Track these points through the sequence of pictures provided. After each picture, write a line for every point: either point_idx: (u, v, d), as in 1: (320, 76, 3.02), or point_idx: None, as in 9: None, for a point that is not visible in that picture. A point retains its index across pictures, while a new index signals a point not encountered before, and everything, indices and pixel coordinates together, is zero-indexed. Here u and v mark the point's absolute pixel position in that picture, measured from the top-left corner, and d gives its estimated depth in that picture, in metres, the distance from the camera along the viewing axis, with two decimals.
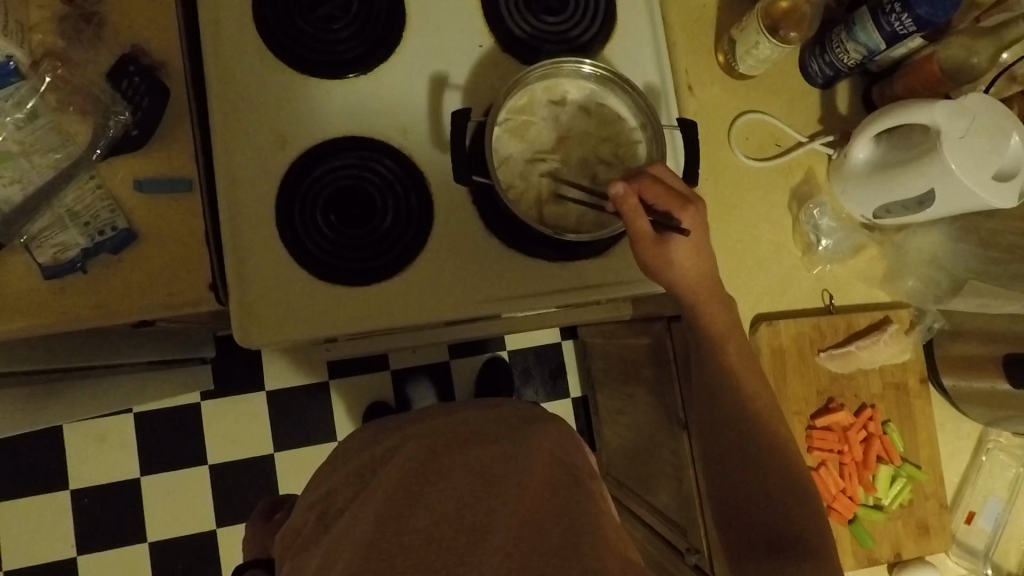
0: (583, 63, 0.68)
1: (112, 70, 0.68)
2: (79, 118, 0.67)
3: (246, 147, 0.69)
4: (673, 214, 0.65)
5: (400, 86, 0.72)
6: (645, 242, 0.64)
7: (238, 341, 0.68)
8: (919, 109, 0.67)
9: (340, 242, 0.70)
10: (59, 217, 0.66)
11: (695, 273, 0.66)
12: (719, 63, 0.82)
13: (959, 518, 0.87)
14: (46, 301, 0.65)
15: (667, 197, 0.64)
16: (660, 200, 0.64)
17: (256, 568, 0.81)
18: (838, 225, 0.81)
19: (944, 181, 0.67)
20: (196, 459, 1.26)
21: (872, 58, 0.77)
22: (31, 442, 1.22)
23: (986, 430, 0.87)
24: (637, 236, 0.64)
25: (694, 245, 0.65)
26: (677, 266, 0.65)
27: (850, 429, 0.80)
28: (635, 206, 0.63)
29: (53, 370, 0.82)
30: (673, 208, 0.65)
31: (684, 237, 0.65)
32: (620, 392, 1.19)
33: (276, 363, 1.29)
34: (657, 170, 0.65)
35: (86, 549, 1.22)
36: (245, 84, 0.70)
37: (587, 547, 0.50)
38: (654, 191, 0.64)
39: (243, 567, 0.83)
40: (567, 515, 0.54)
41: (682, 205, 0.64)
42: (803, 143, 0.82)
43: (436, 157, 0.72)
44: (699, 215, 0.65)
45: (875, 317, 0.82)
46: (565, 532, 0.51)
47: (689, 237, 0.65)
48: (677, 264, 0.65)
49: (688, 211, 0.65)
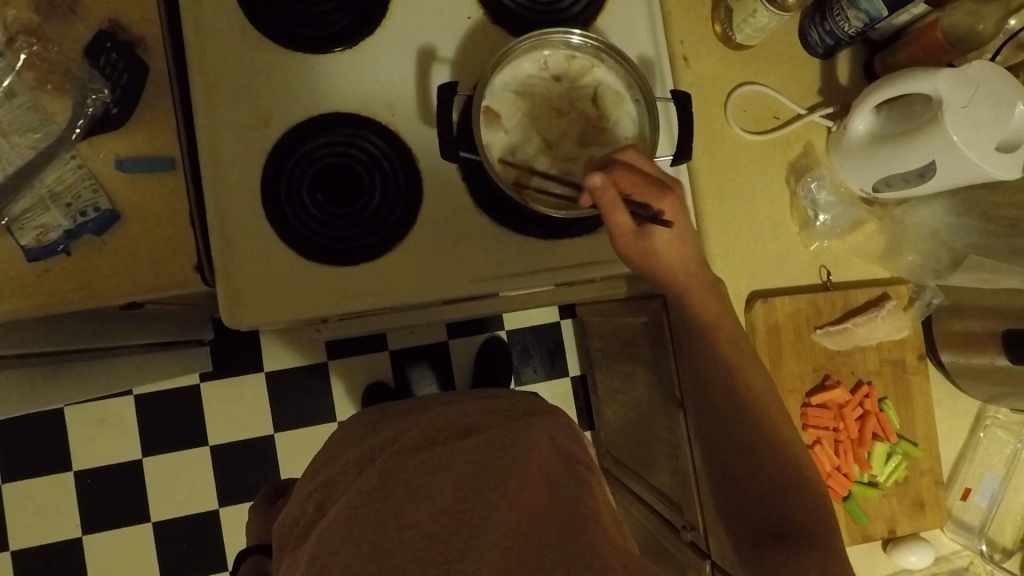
0: (572, 33, 0.66)
1: (89, 46, 0.67)
2: (57, 96, 0.66)
3: (228, 126, 0.68)
4: (651, 204, 0.62)
5: (387, 60, 0.70)
6: (627, 235, 0.61)
7: (228, 323, 0.67)
8: (921, 78, 0.65)
9: (327, 222, 0.69)
10: (40, 198, 0.65)
11: (678, 261, 0.63)
12: (716, 32, 0.80)
13: (955, 494, 0.86)
14: (30, 284, 0.64)
15: (643, 185, 0.61)
16: (637, 190, 0.61)
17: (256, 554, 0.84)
18: (836, 200, 0.80)
19: (946, 153, 0.65)
20: (197, 439, 1.27)
21: (873, 26, 0.75)
22: (33, 424, 1.23)
23: (984, 407, 0.86)
24: (615, 228, 0.61)
25: (675, 236, 0.63)
26: (660, 258, 0.63)
27: (846, 407, 0.79)
28: (614, 200, 0.60)
29: (49, 352, 0.83)
30: (650, 198, 0.61)
31: (666, 225, 0.62)
32: (618, 370, 1.18)
33: (274, 344, 1.29)
34: (630, 158, 0.62)
35: (90, 528, 1.24)
36: (225, 60, 0.68)
37: (588, 545, 0.50)
38: (636, 183, 0.61)
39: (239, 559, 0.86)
40: (567, 510, 0.54)
41: (659, 193, 0.61)
42: (801, 115, 0.80)
43: (425, 133, 0.70)
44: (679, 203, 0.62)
45: (873, 293, 0.81)
46: (562, 527, 0.52)
47: (671, 226, 0.62)
48: (657, 254, 0.62)
49: (667, 200, 0.62)
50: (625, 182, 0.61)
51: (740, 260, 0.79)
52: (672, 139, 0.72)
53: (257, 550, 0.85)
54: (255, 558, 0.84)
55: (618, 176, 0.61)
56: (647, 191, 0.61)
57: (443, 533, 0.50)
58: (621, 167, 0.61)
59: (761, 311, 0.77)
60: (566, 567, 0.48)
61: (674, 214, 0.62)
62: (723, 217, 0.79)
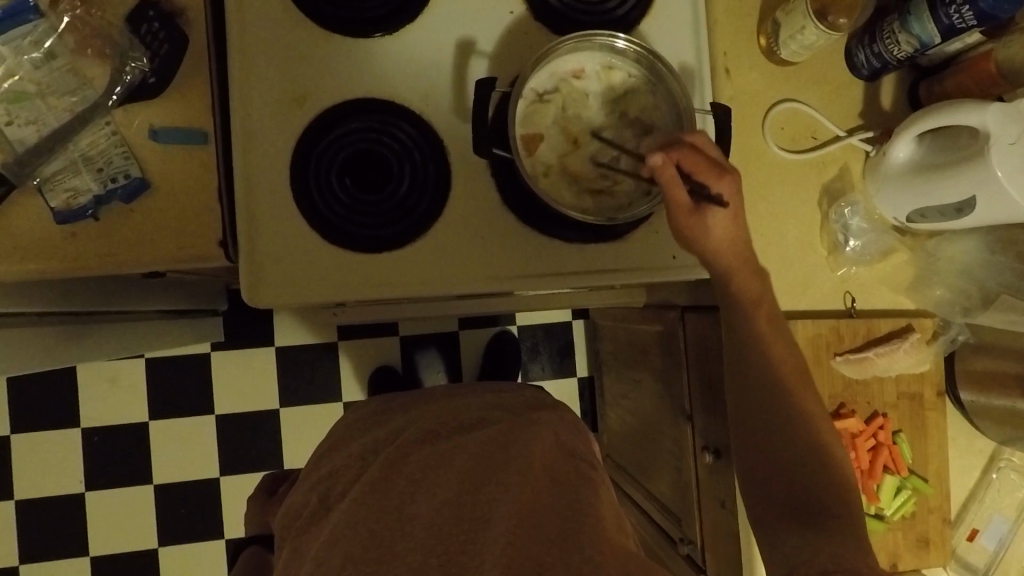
0: (617, 37, 0.65)
1: (131, 13, 0.67)
2: (97, 61, 0.66)
3: (263, 104, 0.68)
4: (709, 185, 0.60)
5: (426, 50, 0.70)
6: (681, 212, 0.60)
7: (247, 301, 0.67)
8: (969, 110, 0.63)
9: (353, 207, 0.68)
10: (73, 161, 0.66)
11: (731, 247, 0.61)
12: (760, 46, 0.78)
13: (961, 534, 0.85)
14: (56, 245, 0.64)
15: (705, 166, 0.60)
16: (698, 169, 0.60)
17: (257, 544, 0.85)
18: (868, 227, 0.78)
19: (988, 189, 0.64)
20: (204, 408, 1.28)
21: (924, 52, 0.73)
22: (45, 378, 1.24)
23: (998, 448, 0.85)
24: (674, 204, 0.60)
25: (732, 219, 0.60)
26: (715, 240, 0.60)
27: (859, 436, 0.78)
28: (672, 177, 0.59)
29: (68, 312, 0.83)
30: (712, 179, 0.60)
31: (721, 208, 0.60)
32: (626, 376, 1.18)
33: (287, 320, 1.30)
34: (696, 138, 0.60)
35: (94, 485, 1.26)
36: (265, 37, 0.68)
37: (587, 539, 0.50)
38: (695, 162, 0.60)
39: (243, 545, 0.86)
40: (569, 505, 0.53)
41: (719, 175, 0.60)
42: (840, 137, 0.78)
43: (458, 126, 0.70)
44: (737, 187, 0.60)
45: (897, 324, 0.79)
46: (565, 521, 0.51)
47: (724, 210, 0.60)
48: (712, 233, 0.60)
49: (726, 182, 0.60)
50: (687, 161, 0.60)
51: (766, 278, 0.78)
52: None
53: (257, 542, 0.85)
54: (254, 548, 0.84)
55: (679, 155, 0.59)
56: (709, 172, 0.60)
57: (445, 525, 0.50)
58: (683, 146, 0.60)
59: None
60: (566, 562, 0.47)
61: (732, 199, 0.60)
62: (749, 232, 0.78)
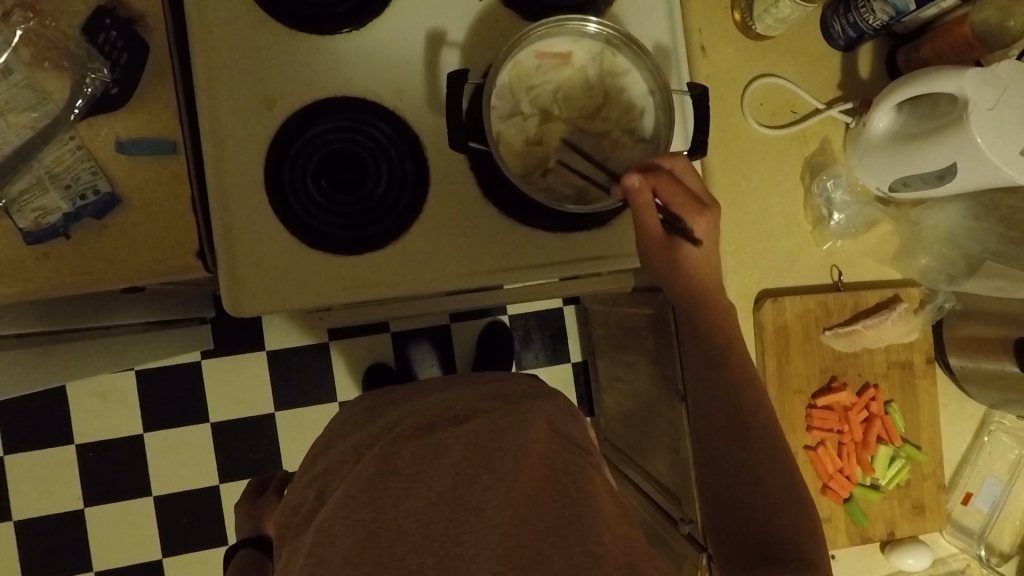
0: (589, 21, 0.63)
1: (88, 23, 0.65)
2: (55, 75, 0.64)
3: (230, 109, 0.66)
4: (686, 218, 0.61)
5: (395, 44, 0.68)
6: (652, 239, 0.62)
7: (229, 310, 0.66)
8: (947, 77, 0.63)
9: (331, 209, 0.67)
10: (39, 179, 0.64)
11: (701, 276, 0.63)
12: (735, 21, 0.77)
13: (956, 498, 0.87)
14: (28, 267, 0.63)
15: (685, 199, 0.60)
16: (675, 200, 0.60)
17: (246, 546, 0.86)
18: (852, 199, 0.78)
19: (966, 155, 0.64)
20: (198, 417, 1.27)
21: (899, 19, 0.72)
22: (34, 397, 1.23)
23: (989, 412, 0.86)
24: (646, 231, 0.62)
25: (703, 253, 0.62)
26: (679, 269, 0.63)
27: (852, 409, 0.78)
28: (647, 203, 0.60)
29: (49, 331, 0.82)
30: (689, 214, 0.60)
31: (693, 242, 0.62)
32: (620, 358, 1.18)
33: (276, 324, 1.29)
34: (677, 167, 0.61)
35: (93, 502, 1.25)
36: (227, 40, 0.66)
37: (587, 528, 0.50)
38: (670, 190, 0.60)
39: (234, 548, 0.87)
40: (566, 492, 0.53)
41: (698, 211, 0.60)
42: (820, 110, 0.78)
43: (432, 121, 0.68)
44: (713, 224, 0.61)
45: (884, 296, 0.80)
46: (563, 512, 0.51)
47: (695, 247, 0.62)
48: (680, 263, 0.62)
49: (704, 218, 0.61)
50: (663, 188, 0.60)
51: (751, 257, 0.78)
52: (686, 132, 0.71)
53: (246, 544, 0.86)
54: (246, 551, 0.85)
55: (658, 181, 0.60)
56: (685, 205, 0.60)
57: (441, 520, 0.50)
58: (665, 172, 0.60)
59: (770, 310, 0.76)
60: (566, 552, 0.47)
61: (706, 234, 0.62)
62: (734, 211, 0.77)
